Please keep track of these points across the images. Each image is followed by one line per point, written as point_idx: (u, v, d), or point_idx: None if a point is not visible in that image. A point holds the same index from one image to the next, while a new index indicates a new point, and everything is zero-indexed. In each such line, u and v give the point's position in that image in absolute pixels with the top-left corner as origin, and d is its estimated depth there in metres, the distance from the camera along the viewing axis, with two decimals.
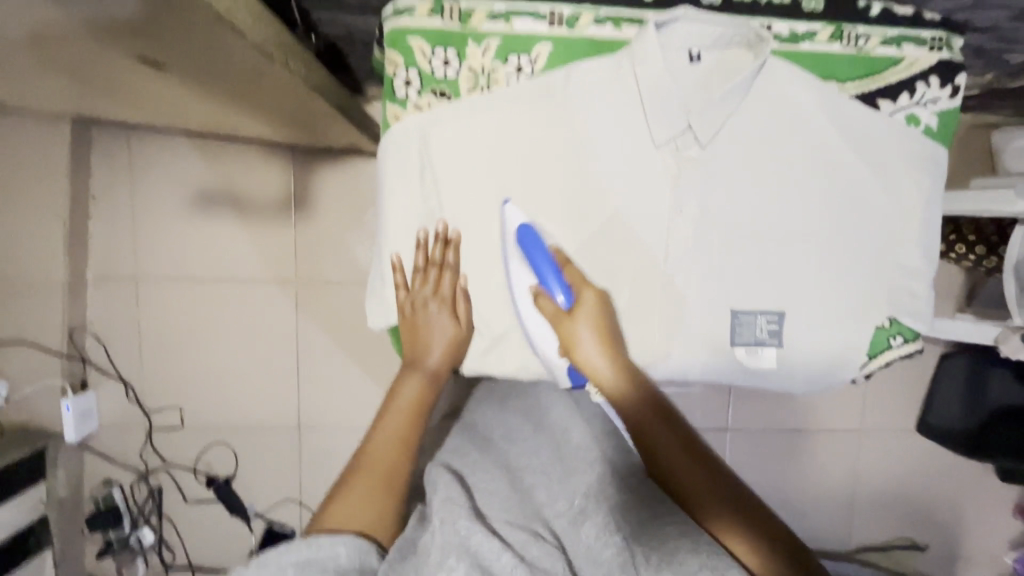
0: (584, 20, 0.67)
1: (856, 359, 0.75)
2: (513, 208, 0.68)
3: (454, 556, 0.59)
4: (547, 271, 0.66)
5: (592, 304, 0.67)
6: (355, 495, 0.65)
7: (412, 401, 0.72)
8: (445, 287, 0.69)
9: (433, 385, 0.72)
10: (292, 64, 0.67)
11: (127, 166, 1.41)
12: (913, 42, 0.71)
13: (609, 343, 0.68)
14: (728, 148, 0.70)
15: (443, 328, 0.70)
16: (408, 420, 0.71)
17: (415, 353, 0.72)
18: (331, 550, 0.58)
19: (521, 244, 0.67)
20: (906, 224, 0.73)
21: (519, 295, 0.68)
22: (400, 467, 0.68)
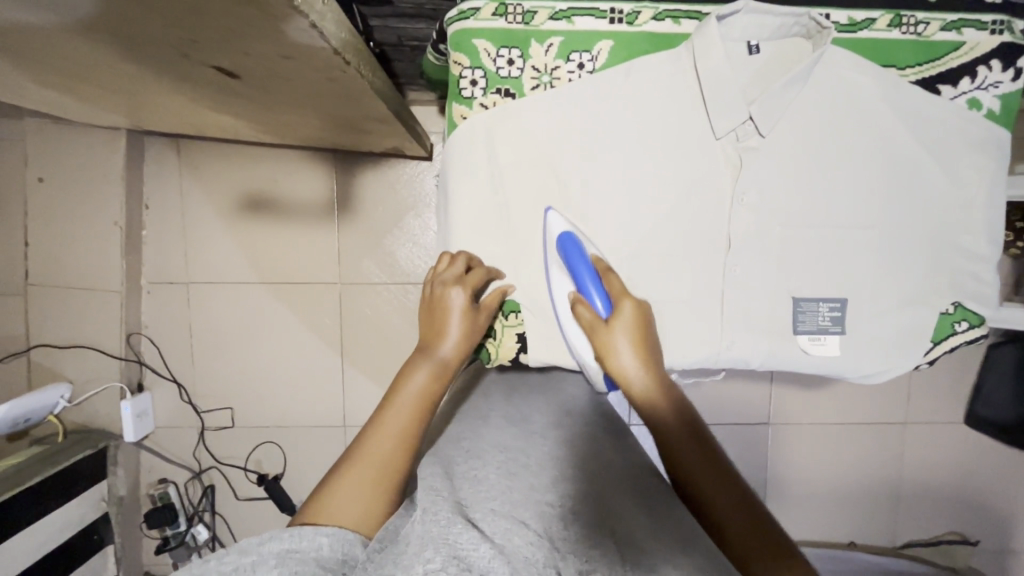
0: (644, 16, 0.69)
1: (921, 345, 0.74)
2: (555, 216, 0.70)
3: (432, 547, 0.44)
4: (584, 276, 0.66)
5: (631, 316, 0.66)
6: (346, 486, 0.54)
7: (422, 393, 0.62)
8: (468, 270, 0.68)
9: (445, 376, 0.64)
10: (362, 69, 0.70)
11: (178, 177, 1.47)
12: (974, 26, 0.70)
13: (647, 353, 0.66)
14: (788, 137, 0.71)
15: (461, 308, 0.66)
16: (414, 409, 0.61)
17: (431, 338, 0.67)
18: (312, 540, 0.47)
19: (563, 252, 0.68)
20: (968, 209, 0.72)
21: (559, 301, 0.70)
22: (396, 461, 0.57)
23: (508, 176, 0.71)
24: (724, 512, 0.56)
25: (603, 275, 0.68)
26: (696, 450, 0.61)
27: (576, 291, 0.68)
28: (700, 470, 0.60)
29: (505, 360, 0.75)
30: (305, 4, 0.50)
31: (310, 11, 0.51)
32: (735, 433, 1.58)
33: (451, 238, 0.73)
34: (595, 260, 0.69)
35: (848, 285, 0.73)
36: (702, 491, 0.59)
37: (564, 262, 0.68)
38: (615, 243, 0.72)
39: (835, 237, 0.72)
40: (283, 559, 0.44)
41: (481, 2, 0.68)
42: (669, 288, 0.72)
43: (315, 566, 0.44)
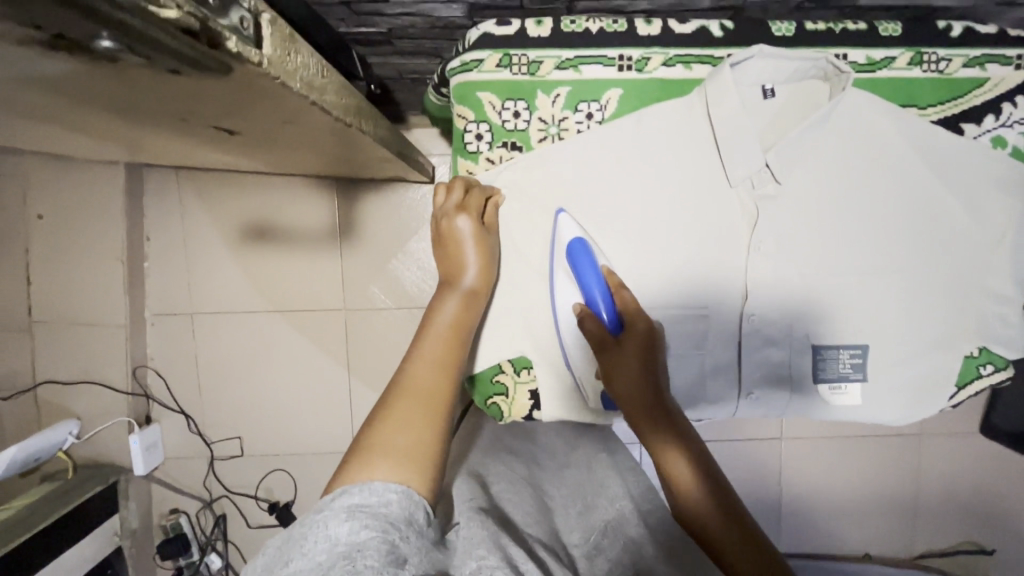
0: (654, 62, 0.67)
1: (946, 389, 0.73)
2: (566, 218, 0.67)
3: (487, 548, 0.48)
4: (594, 289, 0.64)
5: (643, 335, 0.64)
6: (397, 419, 0.54)
7: (449, 323, 0.63)
8: (472, 196, 0.67)
9: (469, 304, 0.65)
10: (364, 125, 0.68)
11: (179, 207, 1.46)
12: (997, 62, 0.68)
13: (651, 375, 0.64)
14: (804, 183, 0.69)
15: (474, 236, 0.66)
16: (449, 338, 0.62)
17: (448, 272, 0.66)
18: (381, 495, 0.46)
19: (572, 259, 0.65)
20: (994, 251, 0.70)
21: (561, 308, 0.67)
22: (440, 388, 0.58)
23: (517, 229, 0.69)
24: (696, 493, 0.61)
25: (615, 290, 0.66)
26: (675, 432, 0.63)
27: (583, 301, 0.65)
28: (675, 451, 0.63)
29: (517, 417, 0.73)
30: (309, 86, 0.47)
31: (313, 91, 0.49)
32: (748, 450, 1.56)
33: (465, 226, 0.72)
34: (607, 272, 0.66)
35: (870, 330, 0.71)
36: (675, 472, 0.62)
37: (572, 271, 0.65)
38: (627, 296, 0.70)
39: (855, 284, 0.70)
40: (354, 513, 0.43)
41: (485, 54, 0.66)
42: (685, 340, 0.71)
43: (385, 525, 0.43)
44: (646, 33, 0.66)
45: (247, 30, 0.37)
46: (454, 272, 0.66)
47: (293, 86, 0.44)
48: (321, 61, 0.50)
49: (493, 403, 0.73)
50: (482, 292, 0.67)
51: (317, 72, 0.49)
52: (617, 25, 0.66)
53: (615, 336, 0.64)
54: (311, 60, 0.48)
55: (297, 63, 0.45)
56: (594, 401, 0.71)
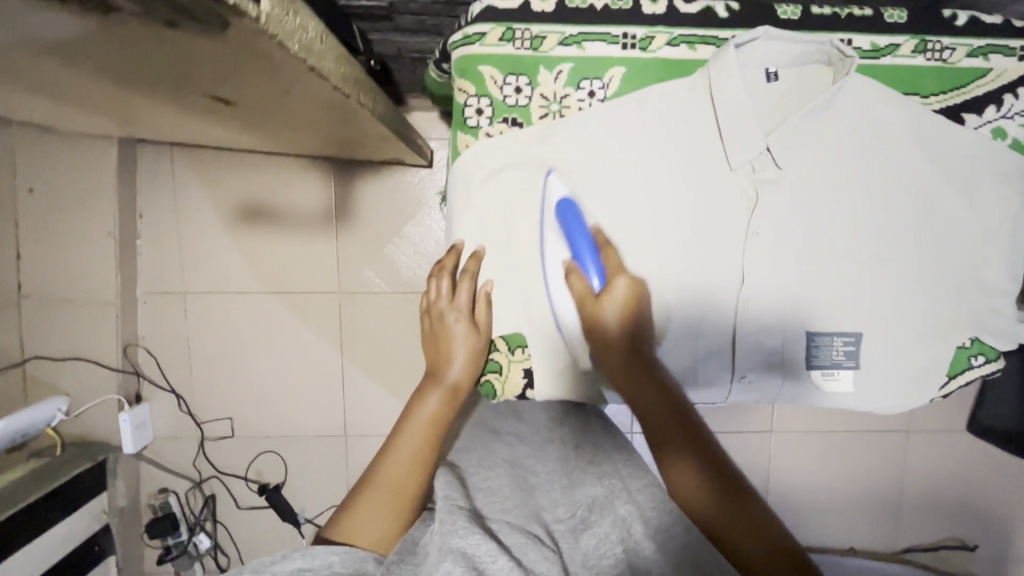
0: (658, 41, 0.66)
1: (938, 379, 0.73)
2: (556, 180, 0.67)
3: (452, 559, 0.48)
4: (582, 244, 0.65)
5: (623, 296, 0.65)
6: (365, 509, 0.61)
7: (431, 417, 0.67)
8: (463, 291, 0.69)
9: (453, 398, 0.68)
10: (363, 98, 0.67)
11: (173, 184, 1.44)
12: (1001, 52, 0.67)
13: (631, 330, 0.65)
14: (805, 167, 0.69)
15: (462, 338, 0.68)
16: (427, 434, 0.66)
17: (437, 362, 0.70)
18: (324, 558, 0.52)
19: (561, 216, 0.66)
20: (991, 241, 0.70)
21: (550, 267, 0.67)
22: (409, 486, 0.63)
23: (517, 206, 0.68)
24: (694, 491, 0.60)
25: (602, 248, 0.66)
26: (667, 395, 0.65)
27: (572, 259, 0.66)
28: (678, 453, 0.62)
29: (511, 396, 0.73)
30: (306, 50, 0.47)
31: (311, 56, 0.48)
32: (738, 442, 1.57)
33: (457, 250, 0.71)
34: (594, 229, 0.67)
35: (865, 318, 0.71)
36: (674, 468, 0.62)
37: (561, 228, 0.66)
38: None
39: (852, 271, 0.70)
40: (296, 574, 0.50)
41: (488, 27, 0.65)
42: (682, 323, 0.70)
43: None
44: (651, 11, 0.66)
45: None
46: (441, 361, 0.69)
47: (290, 47, 0.43)
48: (319, 26, 0.50)
49: (486, 382, 0.72)
50: (468, 385, 0.69)
51: (316, 36, 0.48)
52: (622, 3, 0.65)
53: (596, 294, 0.65)
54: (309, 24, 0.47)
55: (296, 25, 0.44)
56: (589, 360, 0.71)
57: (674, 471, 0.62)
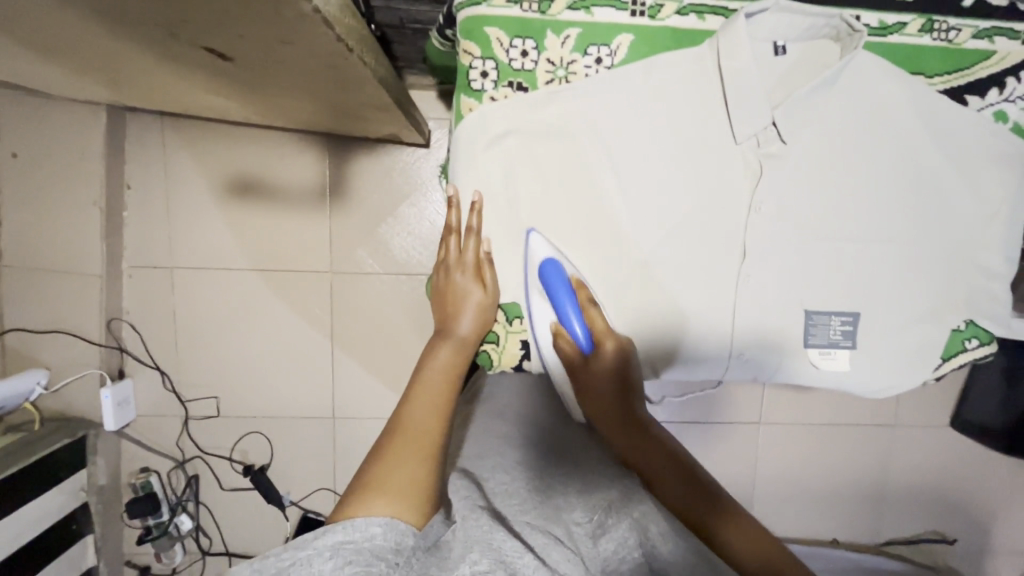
0: (667, 10, 0.66)
1: (932, 361, 0.74)
2: (537, 239, 0.68)
3: (478, 550, 0.49)
4: (568, 309, 0.65)
5: (611, 356, 0.67)
6: (395, 464, 0.55)
7: (443, 369, 0.67)
8: (469, 248, 0.69)
9: (462, 353, 0.68)
10: (366, 57, 0.66)
11: (163, 156, 1.41)
12: (1005, 35, 0.68)
13: (621, 380, 0.69)
14: (808, 143, 0.68)
15: (467, 295, 0.69)
16: (443, 384, 0.65)
17: (445, 318, 0.70)
18: (365, 530, 0.48)
19: (546, 285, 0.66)
20: (987, 224, 0.71)
21: (539, 326, 0.69)
22: (434, 434, 0.60)
23: (519, 173, 0.68)
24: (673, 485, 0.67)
25: (585, 307, 0.67)
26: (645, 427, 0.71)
27: (558, 322, 0.67)
28: (644, 444, 0.70)
29: (507, 366, 0.72)
30: None
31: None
32: (727, 434, 1.57)
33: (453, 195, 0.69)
34: (578, 285, 0.67)
35: (862, 298, 0.72)
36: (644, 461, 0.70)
37: (545, 290, 0.67)
38: (624, 251, 0.69)
39: (851, 250, 0.70)
40: (338, 551, 0.46)
41: None
42: (681, 297, 0.70)
43: (367, 559, 0.46)
44: None
45: None
46: (449, 317, 0.69)
47: None
48: None
49: (483, 351, 0.72)
50: (475, 342, 0.69)
51: None
52: None
53: (585, 357, 0.67)
54: None
55: None
56: None
57: (642, 459, 0.70)
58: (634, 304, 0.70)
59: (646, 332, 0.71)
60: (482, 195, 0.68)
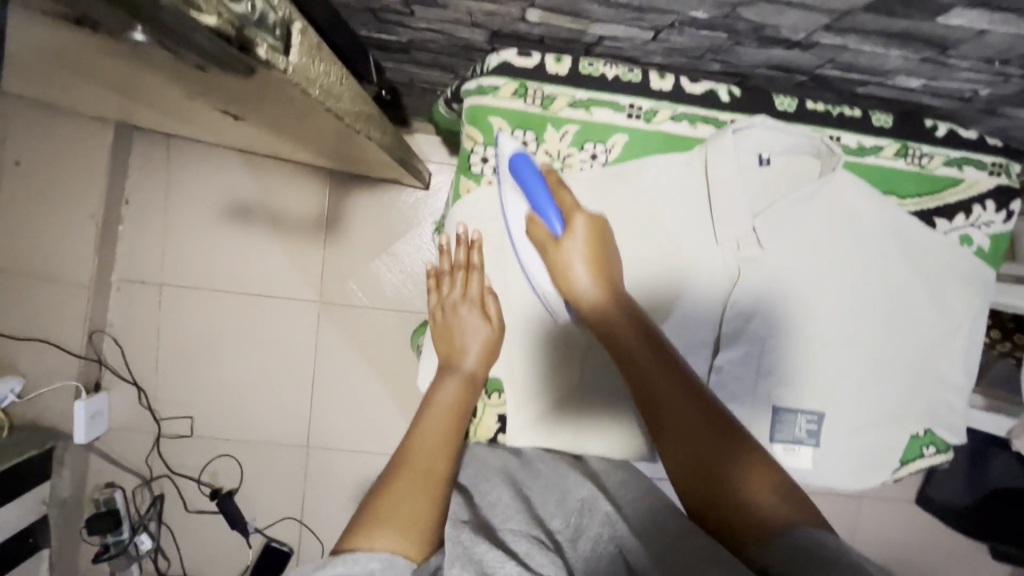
0: (662, 115, 0.70)
1: (891, 464, 0.77)
2: (506, 137, 0.64)
3: (459, 565, 0.45)
4: (539, 194, 0.61)
5: (584, 231, 0.61)
6: (397, 494, 0.50)
7: (450, 403, 0.60)
8: (473, 282, 0.69)
9: (470, 385, 0.63)
10: (371, 133, 0.69)
11: (165, 175, 1.43)
12: (974, 165, 0.73)
13: (601, 264, 0.61)
14: (784, 249, 0.72)
15: (475, 325, 0.67)
16: (451, 413, 0.59)
17: (451, 351, 0.66)
18: (365, 566, 0.44)
19: (513, 171, 0.62)
20: (950, 338, 0.75)
21: (515, 223, 0.65)
22: (442, 463, 0.54)
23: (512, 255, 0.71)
24: (689, 420, 0.54)
25: (556, 189, 0.62)
26: (643, 335, 0.58)
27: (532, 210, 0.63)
28: (648, 365, 0.57)
29: (482, 438, 0.74)
30: (326, 93, 0.47)
31: (330, 98, 0.49)
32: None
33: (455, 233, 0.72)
34: (547, 172, 0.64)
35: (828, 400, 0.74)
36: (647, 381, 0.56)
37: (516, 180, 0.63)
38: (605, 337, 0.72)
39: (821, 353, 0.73)
40: None
41: (502, 81, 0.68)
42: None
43: None
44: (660, 86, 0.70)
45: (278, 37, 0.37)
46: (454, 351, 0.66)
47: (313, 95, 0.45)
48: (340, 68, 0.51)
49: None
50: (483, 378, 0.65)
51: (335, 78, 0.49)
52: (631, 75, 0.69)
53: (557, 239, 0.61)
54: (331, 68, 0.48)
55: (320, 70, 0.45)
56: (563, 413, 0.73)
57: (645, 385, 0.57)
58: (608, 387, 0.73)
59: (620, 416, 0.73)
60: (481, 235, 0.70)
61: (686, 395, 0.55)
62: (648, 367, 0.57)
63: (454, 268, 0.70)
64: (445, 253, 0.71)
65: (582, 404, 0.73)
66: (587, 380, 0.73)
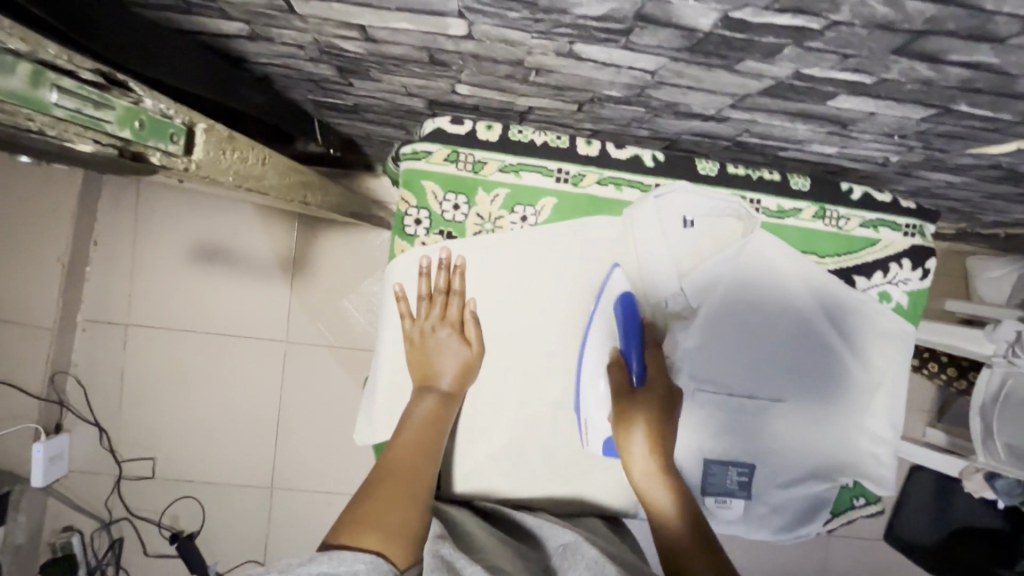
0: (589, 179, 0.73)
1: (823, 514, 0.79)
2: (618, 273, 0.72)
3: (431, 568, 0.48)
4: (632, 344, 0.68)
5: (660, 393, 0.68)
6: (378, 503, 0.54)
7: (426, 417, 0.65)
8: (454, 307, 0.71)
9: (445, 401, 0.68)
10: (309, 196, 0.72)
11: (134, 217, 1.45)
12: (889, 226, 0.76)
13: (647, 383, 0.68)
14: (711, 306, 0.74)
15: (452, 348, 0.69)
16: (426, 430, 0.64)
17: (426, 372, 0.69)
18: (350, 565, 0.47)
19: (620, 318, 0.69)
20: (874, 392, 0.77)
21: (593, 354, 0.70)
22: (420, 476, 0.59)
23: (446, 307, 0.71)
24: (672, 519, 0.64)
25: (648, 348, 0.70)
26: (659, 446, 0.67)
27: (619, 351, 0.69)
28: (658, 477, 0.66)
29: None
30: (241, 176, 0.53)
31: (247, 179, 0.54)
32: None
33: (435, 253, 0.72)
34: (647, 325, 0.72)
35: (757, 453, 0.76)
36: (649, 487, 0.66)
37: (618, 324, 0.69)
38: (538, 394, 0.74)
39: (748, 406, 0.76)
40: None
41: (435, 147, 0.71)
42: None
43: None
44: (585, 152, 0.73)
45: (177, 142, 0.44)
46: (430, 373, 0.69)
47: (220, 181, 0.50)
48: (261, 150, 0.56)
49: None
50: (458, 396, 0.69)
51: (254, 162, 0.55)
52: (559, 141, 0.72)
53: (633, 388, 0.67)
54: (248, 153, 0.53)
55: (231, 160, 0.50)
56: (496, 473, 0.73)
57: (645, 487, 0.66)
58: (541, 443, 0.74)
59: (553, 470, 0.74)
60: (464, 260, 0.72)
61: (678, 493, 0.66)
62: (651, 477, 0.66)
63: (434, 295, 0.71)
64: (423, 277, 0.71)
65: (515, 462, 0.73)
66: (520, 437, 0.73)
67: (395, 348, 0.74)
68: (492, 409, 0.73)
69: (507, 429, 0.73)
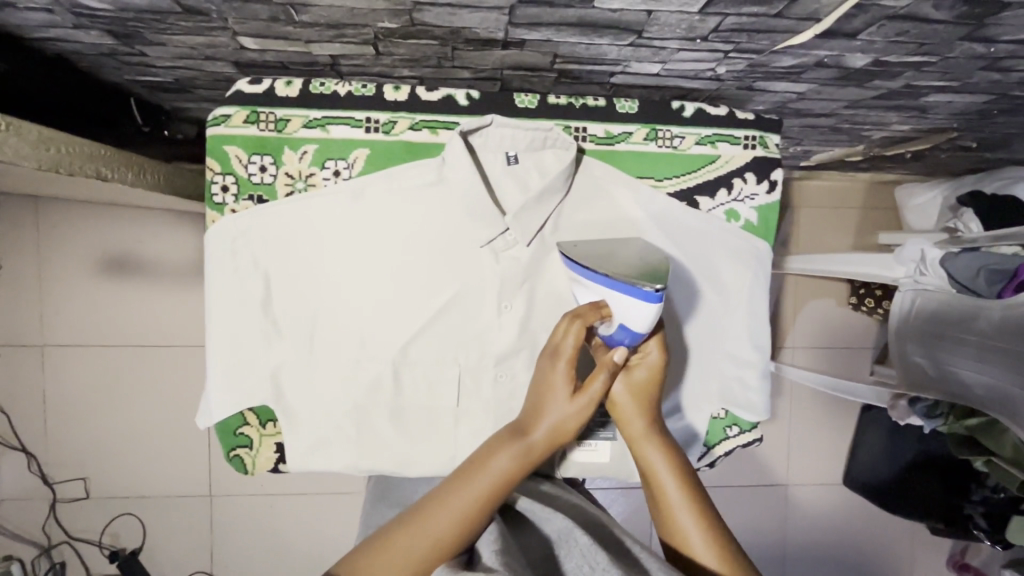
0: (400, 126, 0.70)
1: (696, 447, 0.77)
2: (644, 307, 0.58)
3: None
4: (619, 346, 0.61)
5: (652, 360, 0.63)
6: (389, 552, 0.55)
7: (496, 476, 0.58)
8: (573, 341, 0.59)
9: (528, 462, 0.59)
10: (96, 168, 0.74)
11: (36, 238, 1.41)
12: (727, 141, 0.74)
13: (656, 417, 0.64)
14: (547, 239, 0.71)
15: (564, 388, 0.60)
16: (487, 490, 0.58)
17: (525, 418, 0.61)
18: None
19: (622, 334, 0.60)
20: (733, 312, 0.74)
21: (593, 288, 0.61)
22: (444, 537, 0.56)
23: (268, 265, 0.69)
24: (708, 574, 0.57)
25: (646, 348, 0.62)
26: (685, 474, 0.61)
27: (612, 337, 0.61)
28: (694, 527, 0.59)
29: (263, 469, 0.74)
30: None
31: None
32: (640, 504, 1.42)
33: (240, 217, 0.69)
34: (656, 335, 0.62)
35: None
36: (678, 525, 0.59)
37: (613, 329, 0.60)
38: (375, 353, 0.70)
39: None
40: None
41: (233, 110, 0.69)
42: (433, 396, 0.71)
43: None
44: (394, 98, 0.70)
45: None
46: (526, 420, 0.61)
47: None
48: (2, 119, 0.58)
49: (236, 456, 0.73)
50: (543, 454, 0.60)
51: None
52: (364, 89, 0.70)
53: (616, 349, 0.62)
54: None
55: None
56: (345, 436, 0.71)
57: (681, 538, 0.59)
58: (387, 404, 0.71)
59: (402, 428, 0.71)
60: (279, 222, 0.69)
61: (707, 521, 0.59)
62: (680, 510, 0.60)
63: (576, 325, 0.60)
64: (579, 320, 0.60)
65: (361, 425, 0.71)
66: (361, 400, 0.71)
67: (222, 327, 0.69)
68: (329, 371, 0.70)
69: (346, 392, 0.70)
